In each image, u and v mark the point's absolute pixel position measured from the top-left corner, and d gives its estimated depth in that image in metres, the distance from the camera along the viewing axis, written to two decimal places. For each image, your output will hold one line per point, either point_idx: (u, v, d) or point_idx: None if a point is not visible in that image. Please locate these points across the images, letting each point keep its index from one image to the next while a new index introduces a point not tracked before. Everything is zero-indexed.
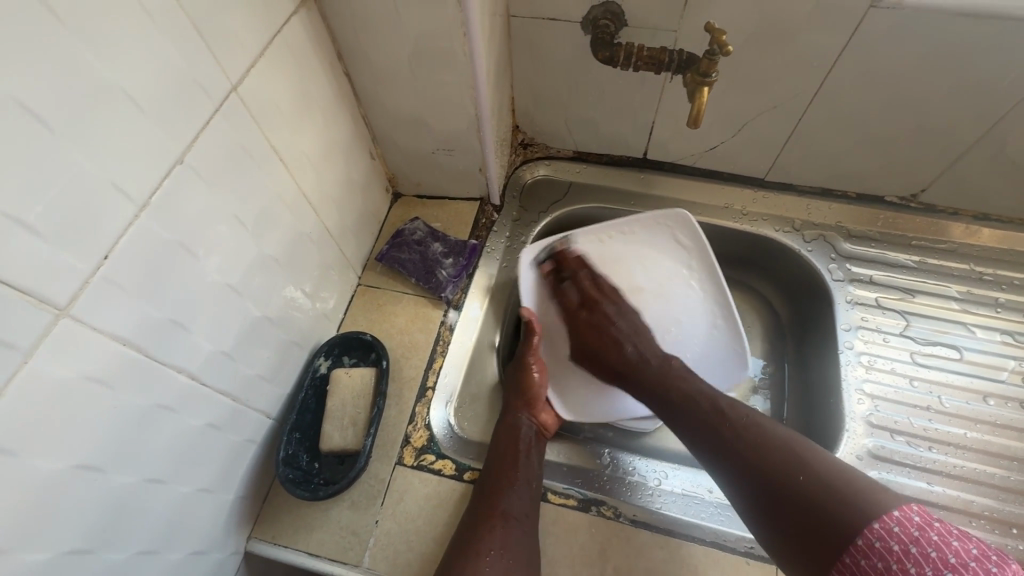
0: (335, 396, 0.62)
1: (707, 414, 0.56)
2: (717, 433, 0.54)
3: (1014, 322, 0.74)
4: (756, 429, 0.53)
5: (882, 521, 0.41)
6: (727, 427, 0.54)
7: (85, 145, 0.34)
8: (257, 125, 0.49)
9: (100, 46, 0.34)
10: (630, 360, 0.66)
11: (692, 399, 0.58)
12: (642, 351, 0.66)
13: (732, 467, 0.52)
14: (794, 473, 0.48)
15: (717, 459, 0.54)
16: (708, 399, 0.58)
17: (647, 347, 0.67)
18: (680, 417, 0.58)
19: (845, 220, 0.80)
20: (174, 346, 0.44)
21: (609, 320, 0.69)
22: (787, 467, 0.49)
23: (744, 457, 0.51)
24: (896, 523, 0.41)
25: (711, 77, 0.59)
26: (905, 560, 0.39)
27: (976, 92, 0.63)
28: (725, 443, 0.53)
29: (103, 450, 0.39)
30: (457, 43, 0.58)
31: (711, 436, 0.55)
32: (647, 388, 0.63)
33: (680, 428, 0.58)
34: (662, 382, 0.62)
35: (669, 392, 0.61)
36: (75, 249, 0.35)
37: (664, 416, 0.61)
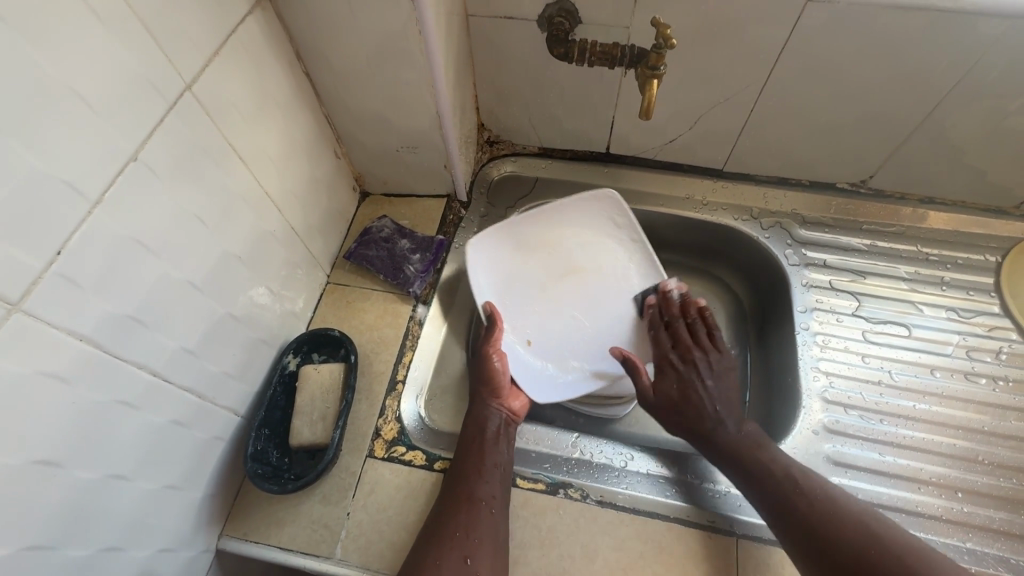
0: (304, 391, 0.62)
1: (782, 484, 0.56)
2: (793, 507, 0.54)
3: (959, 299, 0.77)
4: (825, 501, 0.54)
5: None
6: (798, 496, 0.55)
7: (33, 141, 0.35)
8: (214, 124, 0.50)
9: (46, 44, 0.35)
10: (708, 421, 0.62)
11: (767, 467, 0.57)
12: (722, 414, 0.62)
13: (807, 545, 0.52)
14: (869, 545, 0.50)
15: (791, 536, 0.53)
16: (782, 465, 0.58)
17: (728, 412, 0.62)
18: (755, 488, 0.57)
19: (800, 207, 0.84)
20: (135, 343, 0.44)
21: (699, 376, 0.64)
22: (858, 535, 0.51)
23: (815, 529, 0.52)
24: None
25: (660, 70, 0.61)
26: None
27: (911, 80, 0.67)
28: (795, 509, 0.54)
29: (63, 443, 0.39)
30: (413, 42, 0.59)
31: (784, 516, 0.54)
32: (724, 451, 0.60)
33: (757, 498, 0.57)
34: (734, 447, 0.60)
35: (746, 456, 0.59)
36: (27, 245, 0.35)
37: (742, 487, 0.58)
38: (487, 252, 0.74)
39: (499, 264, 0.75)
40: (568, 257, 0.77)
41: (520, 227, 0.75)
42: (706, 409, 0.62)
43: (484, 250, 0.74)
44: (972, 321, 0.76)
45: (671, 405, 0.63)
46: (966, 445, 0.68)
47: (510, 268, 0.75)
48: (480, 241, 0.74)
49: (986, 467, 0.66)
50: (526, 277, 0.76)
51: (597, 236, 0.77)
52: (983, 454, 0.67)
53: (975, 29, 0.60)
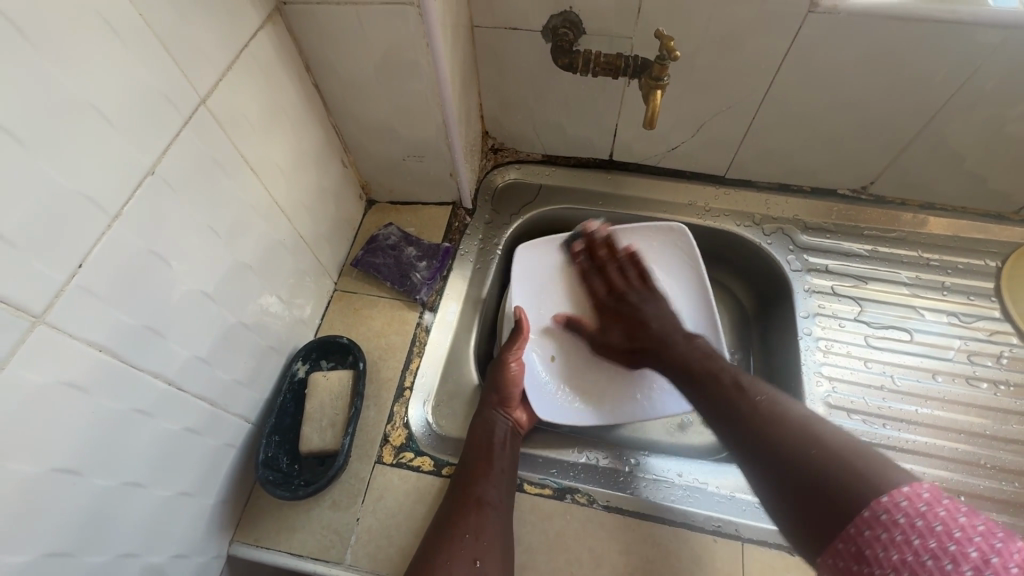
0: (314, 398, 0.63)
1: (732, 390, 0.57)
2: (738, 410, 0.54)
3: (960, 304, 0.78)
4: (769, 405, 0.53)
5: (890, 494, 0.37)
6: (744, 404, 0.54)
7: (56, 157, 0.36)
8: (227, 136, 0.51)
9: (70, 63, 0.36)
10: (655, 338, 0.68)
11: (717, 373, 0.60)
12: (666, 326, 0.69)
13: (745, 443, 0.52)
14: (805, 441, 0.47)
15: (733, 437, 0.53)
16: (729, 373, 0.59)
17: (671, 322, 0.69)
18: (706, 399, 0.58)
19: (801, 213, 0.85)
20: (150, 352, 0.45)
21: (633, 304, 0.72)
22: (795, 436, 0.48)
23: (756, 432, 0.51)
24: (904, 497, 0.37)
25: (664, 81, 0.62)
26: (910, 533, 0.34)
27: (911, 89, 0.68)
28: (737, 412, 0.54)
29: (81, 451, 0.40)
30: (421, 53, 0.60)
31: (732, 418, 0.54)
32: (675, 365, 0.64)
33: (706, 409, 0.58)
34: (686, 358, 0.64)
35: (693, 368, 0.62)
36: (51, 259, 0.36)
37: (696, 400, 0.60)
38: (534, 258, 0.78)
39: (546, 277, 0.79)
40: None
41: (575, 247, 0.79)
42: (651, 327, 0.69)
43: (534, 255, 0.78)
44: (973, 326, 0.77)
45: (622, 346, 0.70)
46: (968, 449, 0.68)
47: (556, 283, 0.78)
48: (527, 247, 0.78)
49: (988, 470, 0.67)
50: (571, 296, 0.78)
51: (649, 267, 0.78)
52: (985, 458, 0.68)
53: (974, 39, 0.61)
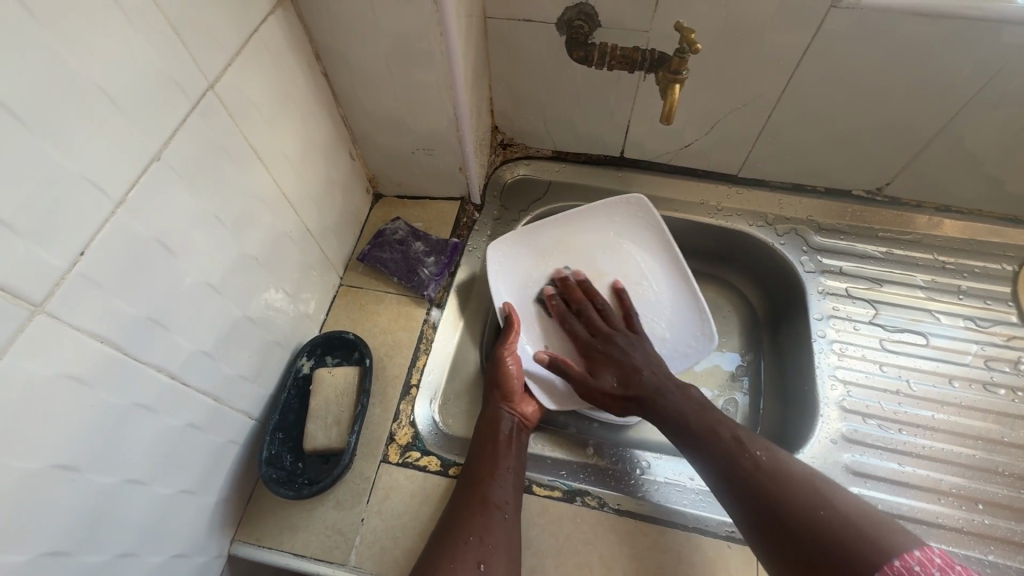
0: (318, 395, 0.62)
1: (733, 451, 0.55)
2: (742, 471, 0.53)
3: (977, 308, 0.77)
4: (775, 468, 0.52)
5: (903, 559, 0.41)
6: (750, 468, 0.53)
7: (61, 140, 0.34)
8: (235, 124, 0.49)
9: (76, 42, 0.34)
10: (648, 387, 0.63)
11: (714, 430, 0.57)
12: (659, 376, 0.64)
13: (754, 508, 0.51)
14: (808, 507, 0.48)
15: (737, 500, 0.52)
16: (728, 428, 0.57)
17: (661, 369, 0.65)
18: (703, 451, 0.56)
19: (815, 214, 0.83)
20: (153, 345, 0.43)
21: (624, 349, 0.67)
22: (803, 502, 0.48)
23: (761, 496, 0.50)
24: (917, 562, 0.41)
25: (683, 75, 0.61)
26: None
27: (934, 88, 0.66)
28: (743, 472, 0.53)
29: (81, 448, 0.39)
30: (434, 43, 0.59)
31: (735, 479, 0.53)
32: (671, 417, 0.60)
33: (706, 462, 0.56)
34: (684, 412, 0.60)
35: (688, 421, 0.59)
36: (52, 245, 0.34)
37: (692, 455, 0.58)
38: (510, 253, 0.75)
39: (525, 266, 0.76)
40: (592, 265, 0.76)
41: (549, 234, 0.76)
42: (646, 377, 0.64)
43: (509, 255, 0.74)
44: (990, 331, 0.75)
45: (616, 394, 0.64)
46: (986, 456, 0.67)
47: (534, 270, 0.76)
48: (493, 247, 0.74)
49: (1006, 478, 0.66)
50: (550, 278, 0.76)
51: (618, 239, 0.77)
52: (1003, 465, 0.66)
53: (999, 38, 0.59)
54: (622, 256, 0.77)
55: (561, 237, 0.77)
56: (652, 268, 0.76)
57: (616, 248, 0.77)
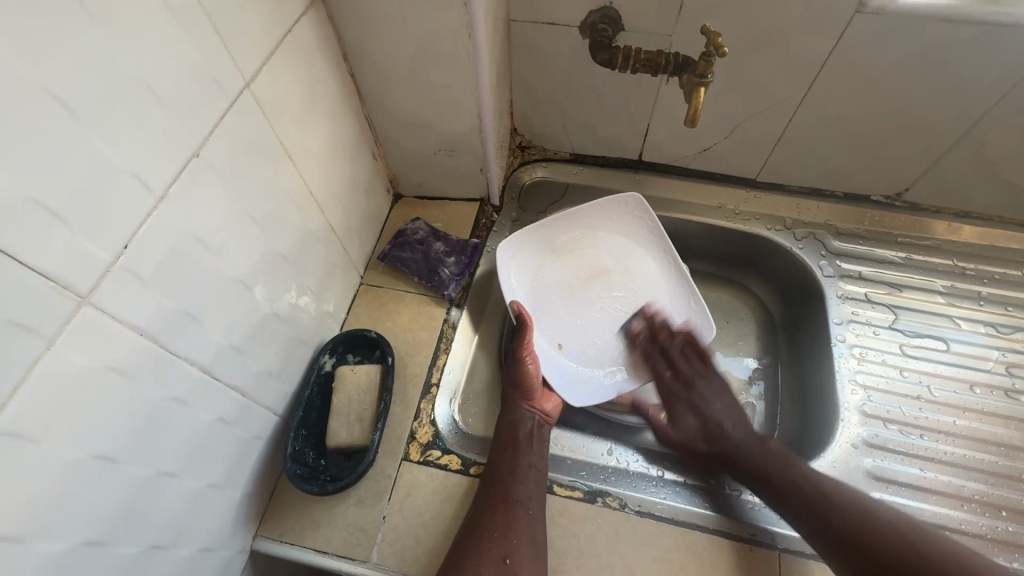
0: (341, 392, 0.62)
1: (812, 495, 0.55)
2: (824, 518, 0.54)
3: (997, 315, 0.77)
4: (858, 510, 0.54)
5: None
6: (830, 510, 0.54)
7: (110, 135, 0.35)
8: (268, 123, 0.50)
9: (126, 40, 0.35)
10: (727, 437, 0.64)
11: (785, 475, 0.58)
12: (735, 425, 0.66)
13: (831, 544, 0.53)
14: (886, 543, 0.51)
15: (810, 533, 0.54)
16: (787, 465, 0.59)
17: (740, 420, 0.67)
18: (769, 489, 0.58)
19: (834, 219, 0.83)
20: (188, 339, 0.44)
21: (701, 402, 0.69)
22: (888, 541, 0.51)
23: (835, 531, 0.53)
24: None
25: (708, 78, 0.61)
26: None
27: (957, 93, 0.66)
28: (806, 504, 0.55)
29: (120, 439, 0.39)
30: (462, 45, 0.59)
31: (815, 525, 0.54)
32: (744, 465, 0.61)
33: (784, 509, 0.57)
34: (755, 450, 0.62)
35: (751, 464, 0.61)
36: (98, 238, 0.35)
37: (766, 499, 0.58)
38: (522, 244, 0.74)
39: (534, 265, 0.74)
40: (597, 261, 0.76)
41: (560, 228, 0.75)
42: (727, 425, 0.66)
43: (522, 245, 0.74)
44: (1011, 337, 0.75)
45: (699, 447, 0.65)
46: (1009, 463, 0.67)
47: (543, 270, 0.74)
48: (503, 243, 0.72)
49: None
50: (558, 277, 0.75)
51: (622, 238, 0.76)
52: None
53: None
54: (625, 255, 0.76)
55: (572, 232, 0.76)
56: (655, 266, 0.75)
57: (622, 245, 0.76)
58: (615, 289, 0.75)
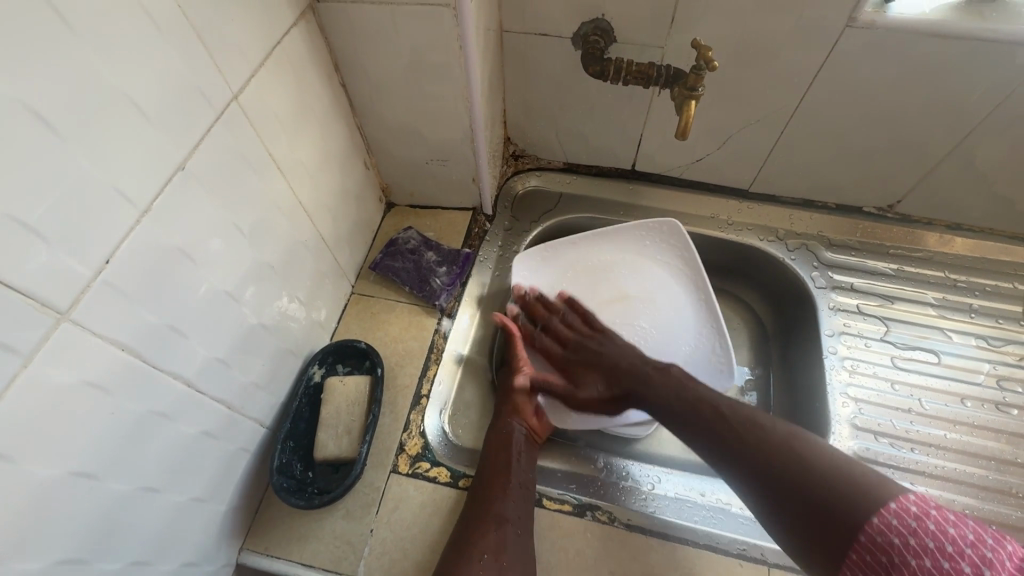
0: (329, 404, 0.62)
1: (729, 422, 0.55)
2: (733, 443, 0.53)
3: (989, 327, 0.77)
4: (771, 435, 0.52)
5: (881, 516, 0.40)
6: (733, 433, 0.54)
7: (92, 150, 0.34)
8: (257, 134, 0.50)
9: (109, 54, 0.34)
10: (625, 376, 0.64)
11: (699, 406, 0.58)
12: (625, 360, 0.66)
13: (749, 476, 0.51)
14: (790, 465, 0.49)
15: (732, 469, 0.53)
16: (708, 404, 0.57)
17: (632, 354, 0.66)
18: (691, 426, 0.57)
19: (826, 230, 0.83)
20: (171, 353, 0.43)
21: (597, 350, 0.67)
22: (795, 467, 0.48)
23: (751, 463, 0.51)
24: (893, 515, 0.40)
25: (699, 91, 0.61)
26: (906, 553, 0.37)
27: (947, 107, 0.66)
28: (727, 440, 0.54)
29: (101, 455, 0.39)
30: (453, 56, 0.59)
31: (727, 452, 0.53)
32: (658, 407, 0.61)
33: (699, 440, 0.56)
34: (664, 390, 0.61)
35: (671, 403, 0.60)
36: (79, 253, 0.35)
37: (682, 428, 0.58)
38: (543, 259, 0.77)
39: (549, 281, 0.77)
40: (615, 283, 0.76)
41: (584, 249, 0.77)
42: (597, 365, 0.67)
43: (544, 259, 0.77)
44: (1002, 350, 0.75)
45: (603, 398, 0.65)
46: (999, 477, 0.67)
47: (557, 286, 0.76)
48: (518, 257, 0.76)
49: (1019, 500, 0.65)
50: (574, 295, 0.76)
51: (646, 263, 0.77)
52: (1017, 486, 0.66)
53: (1014, 59, 0.60)
54: (648, 280, 0.76)
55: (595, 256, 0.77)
56: (679, 295, 0.75)
57: (641, 268, 0.76)
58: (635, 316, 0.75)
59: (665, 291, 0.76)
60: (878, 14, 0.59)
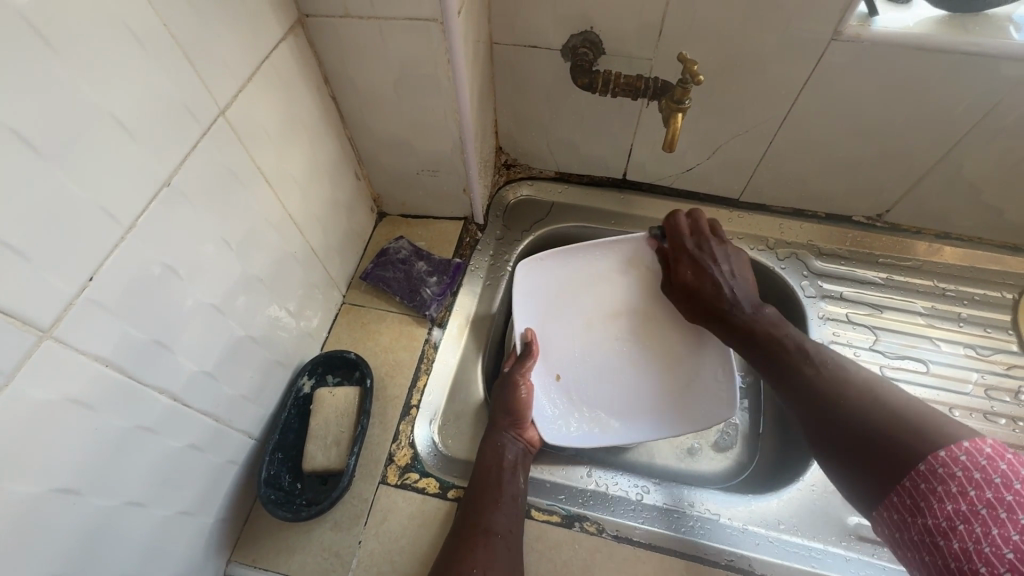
0: (318, 415, 0.62)
1: (797, 352, 0.57)
2: (795, 370, 0.55)
3: (977, 336, 0.77)
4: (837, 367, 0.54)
5: (948, 450, 0.40)
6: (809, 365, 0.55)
7: (75, 169, 0.35)
8: (244, 147, 0.50)
9: (93, 74, 0.35)
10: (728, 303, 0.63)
11: (783, 342, 0.58)
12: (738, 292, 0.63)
13: (806, 401, 0.53)
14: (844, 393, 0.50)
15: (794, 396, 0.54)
16: (794, 341, 0.58)
17: (745, 290, 0.64)
18: (766, 356, 0.59)
19: (816, 239, 0.84)
20: (156, 367, 0.44)
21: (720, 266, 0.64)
22: (859, 396, 0.49)
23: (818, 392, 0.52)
24: (963, 452, 0.39)
25: (685, 104, 0.62)
26: (968, 485, 0.37)
27: (932, 119, 0.67)
28: (800, 373, 0.55)
29: (85, 471, 0.39)
30: (441, 69, 0.60)
31: (786, 378, 0.56)
32: (743, 330, 0.61)
33: (766, 370, 0.59)
34: (751, 327, 0.61)
35: (756, 334, 0.60)
36: (62, 271, 0.35)
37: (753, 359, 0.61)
38: (537, 271, 0.72)
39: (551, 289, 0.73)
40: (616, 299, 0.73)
41: (580, 261, 0.72)
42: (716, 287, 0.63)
43: (539, 271, 0.72)
44: (990, 359, 0.76)
45: (685, 298, 0.66)
46: None
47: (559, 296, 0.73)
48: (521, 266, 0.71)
49: None
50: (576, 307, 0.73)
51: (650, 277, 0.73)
52: None
53: (998, 72, 0.60)
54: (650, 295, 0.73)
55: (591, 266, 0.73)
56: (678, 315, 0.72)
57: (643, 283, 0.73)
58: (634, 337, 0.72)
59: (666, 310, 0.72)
60: (863, 27, 0.60)
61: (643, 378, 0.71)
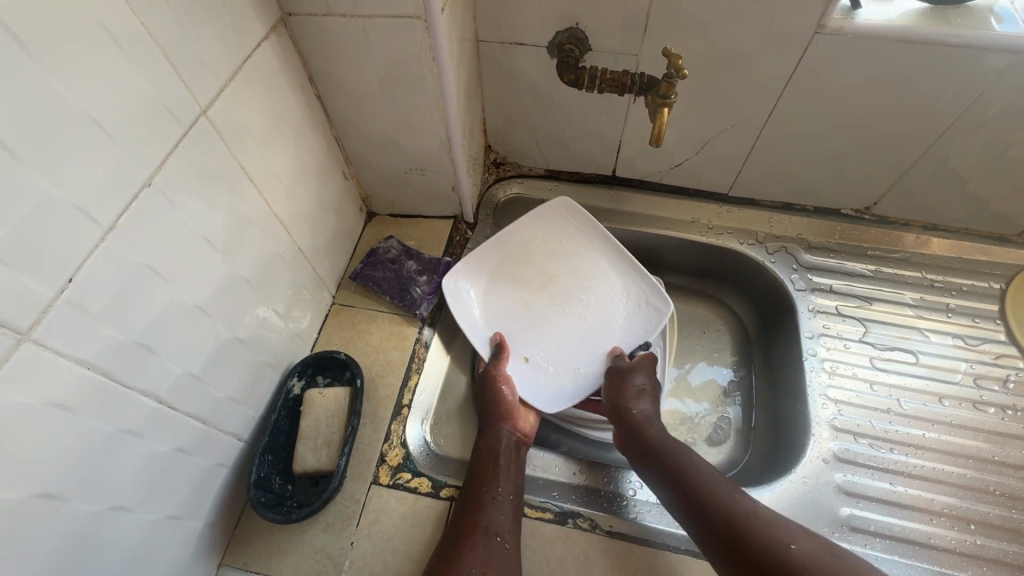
0: (309, 416, 0.61)
1: (713, 492, 0.55)
2: (724, 514, 0.53)
3: (965, 327, 0.77)
4: (760, 510, 0.53)
5: None
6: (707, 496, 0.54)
7: (50, 169, 0.34)
8: (227, 147, 0.50)
9: (68, 74, 0.34)
10: (645, 427, 0.63)
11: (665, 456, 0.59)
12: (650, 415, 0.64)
13: (720, 535, 0.52)
14: (786, 545, 0.48)
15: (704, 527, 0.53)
16: (681, 452, 0.60)
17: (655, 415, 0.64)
18: (663, 479, 0.58)
19: (805, 232, 0.84)
20: (141, 369, 0.43)
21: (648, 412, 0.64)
22: (777, 539, 0.49)
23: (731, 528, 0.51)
24: None
25: (671, 99, 0.62)
26: None
27: (917, 110, 0.67)
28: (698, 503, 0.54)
29: (68, 475, 0.38)
30: (427, 67, 0.59)
31: (711, 529, 0.52)
32: (655, 464, 0.60)
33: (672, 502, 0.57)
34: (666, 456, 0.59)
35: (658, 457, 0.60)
36: (39, 273, 0.34)
37: (664, 493, 0.58)
38: (459, 280, 0.72)
39: (480, 295, 0.73)
40: (541, 270, 0.75)
41: (484, 259, 0.74)
42: (637, 410, 0.64)
43: (459, 281, 0.72)
44: (978, 348, 0.76)
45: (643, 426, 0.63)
46: (977, 475, 0.67)
47: (489, 297, 0.73)
48: (446, 281, 0.71)
49: (997, 497, 0.66)
50: (508, 297, 0.73)
51: (568, 244, 0.76)
52: (994, 484, 0.66)
53: (981, 63, 0.61)
54: (571, 257, 0.76)
55: (504, 251, 0.75)
56: (603, 261, 0.75)
57: (565, 250, 0.76)
58: (570, 291, 0.74)
59: (593, 262, 0.76)
60: (846, 20, 0.60)
61: (590, 319, 0.73)
